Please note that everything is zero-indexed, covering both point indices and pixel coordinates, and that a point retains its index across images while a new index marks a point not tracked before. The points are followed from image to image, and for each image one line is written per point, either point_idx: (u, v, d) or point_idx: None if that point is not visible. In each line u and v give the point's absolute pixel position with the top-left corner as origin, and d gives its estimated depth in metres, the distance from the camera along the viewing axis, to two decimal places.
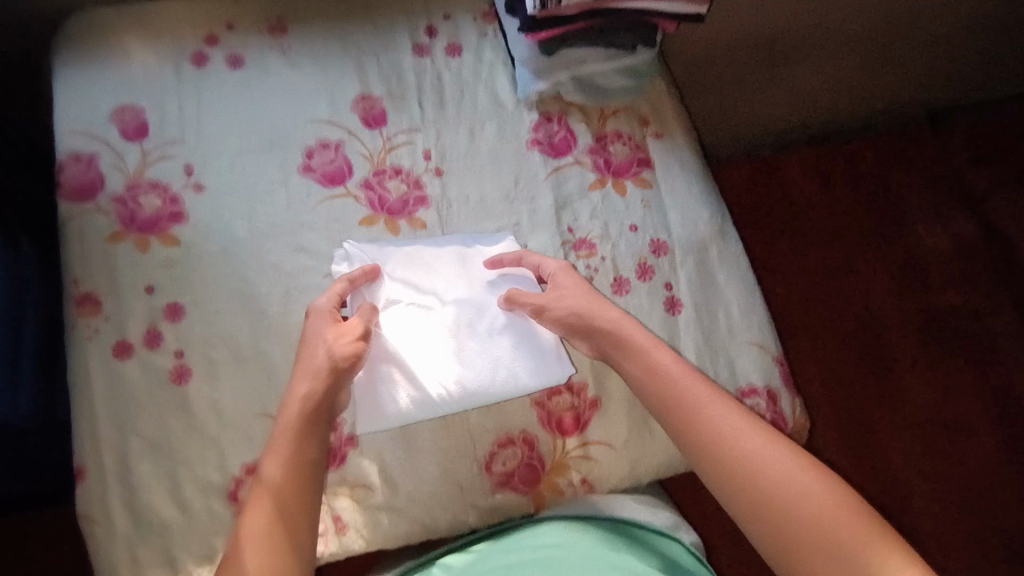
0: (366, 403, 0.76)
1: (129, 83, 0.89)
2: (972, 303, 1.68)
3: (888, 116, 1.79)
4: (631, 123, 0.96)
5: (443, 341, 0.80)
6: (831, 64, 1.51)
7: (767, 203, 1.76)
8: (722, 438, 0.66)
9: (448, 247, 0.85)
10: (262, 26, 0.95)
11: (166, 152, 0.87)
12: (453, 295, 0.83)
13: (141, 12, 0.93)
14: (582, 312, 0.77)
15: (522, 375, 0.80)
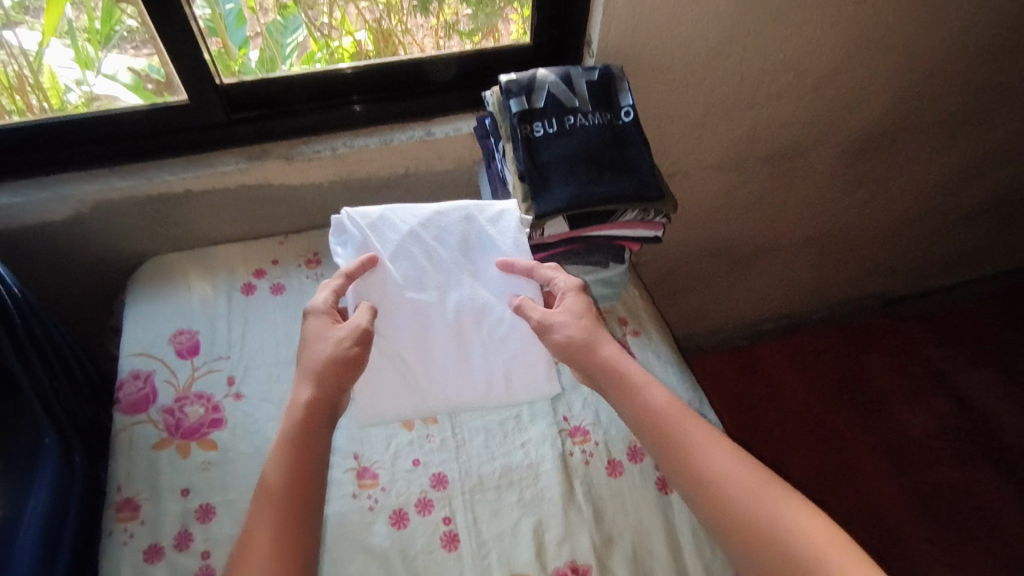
0: (368, 392, 0.92)
1: (189, 312, 1.06)
2: (939, 434, 1.89)
3: (837, 309, 2.12)
4: (611, 324, 1.11)
5: (439, 340, 0.94)
6: (781, 272, 1.86)
7: (749, 384, 2.03)
8: (710, 466, 0.81)
9: (453, 253, 0.98)
10: (301, 259, 1.15)
11: (213, 366, 1.01)
12: (455, 296, 0.97)
13: (203, 254, 1.13)
14: (575, 346, 0.92)
15: (509, 390, 0.95)
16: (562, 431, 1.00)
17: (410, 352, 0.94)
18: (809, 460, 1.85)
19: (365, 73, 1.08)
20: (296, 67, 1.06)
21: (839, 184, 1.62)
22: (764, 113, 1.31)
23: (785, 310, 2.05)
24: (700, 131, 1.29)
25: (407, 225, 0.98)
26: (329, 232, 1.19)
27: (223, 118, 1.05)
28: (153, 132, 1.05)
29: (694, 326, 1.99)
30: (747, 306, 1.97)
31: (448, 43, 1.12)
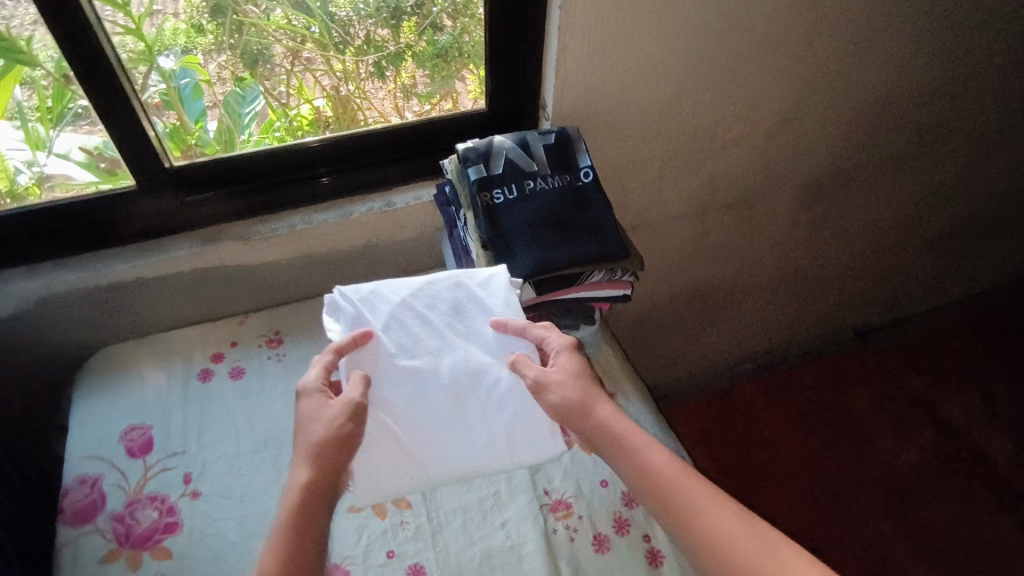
0: (365, 471, 0.83)
1: (140, 405, 1.00)
2: (935, 471, 1.89)
3: (813, 345, 2.12)
4: None
5: (439, 407, 0.86)
6: (754, 311, 1.87)
7: (734, 431, 2.00)
8: (719, 532, 0.77)
9: (443, 318, 0.91)
10: (261, 339, 1.10)
11: (167, 464, 0.94)
12: (451, 360, 0.88)
13: (156, 342, 1.07)
14: (573, 406, 0.85)
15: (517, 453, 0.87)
16: (544, 507, 0.95)
17: (404, 427, 0.85)
18: (807, 506, 1.83)
19: (322, 146, 1.06)
20: (255, 136, 1.05)
21: (800, 226, 1.64)
22: (721, 164, 1.34)
23: (763, 349, 2.05)
24: (660, 185, 1.30)
25: (397, 295, 0.92)
26: (289, 309, 1.14)
27: (177, 201, 1.01)
28: (100, 221, 0.99)
29: (674, 372, 1.97)
30: (725, 348, 1.97)
31: (409, 104, 1.11)
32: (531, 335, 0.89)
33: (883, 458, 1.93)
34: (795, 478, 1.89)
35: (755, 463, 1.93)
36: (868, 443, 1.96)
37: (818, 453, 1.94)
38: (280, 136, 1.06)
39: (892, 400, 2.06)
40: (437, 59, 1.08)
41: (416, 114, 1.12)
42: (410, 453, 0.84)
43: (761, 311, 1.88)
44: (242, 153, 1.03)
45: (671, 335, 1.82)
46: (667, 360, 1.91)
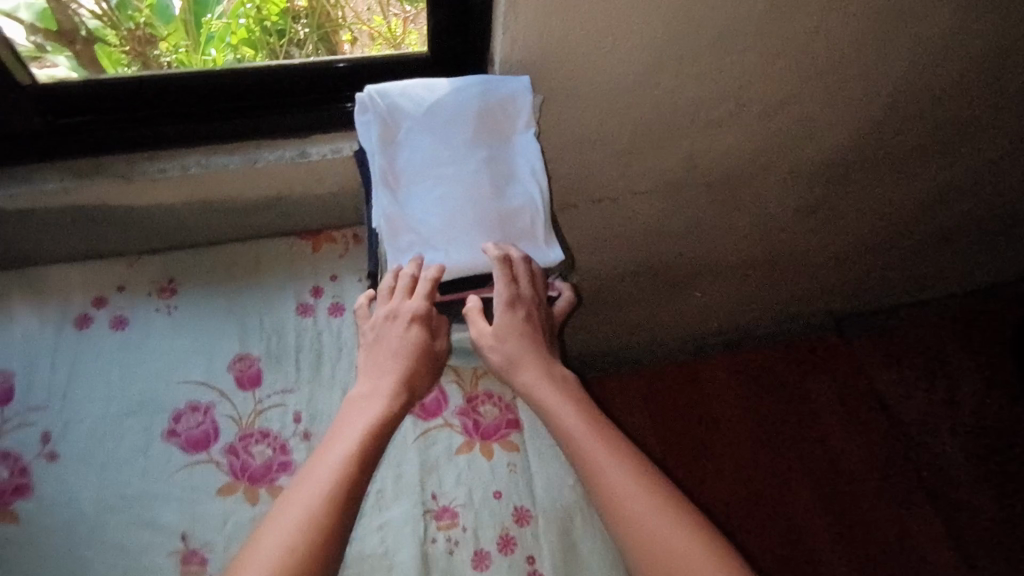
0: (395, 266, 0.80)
1: (6, 347, 0.93)
2: (863, 431, 1.90)
3: (785, 324, 1.96)
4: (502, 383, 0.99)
5: (445, 211, 0.80)
6: (726, 289, 1.73)
7: (677, 389, 1.94)
8: (613, 491, 0.71)
9: (459, 116, 0.82)
10: (152, 287, 1.00)
11: (25, 419, 0.88)
12: (462, 168, 0.81)
13: (34, 274, 0.98)
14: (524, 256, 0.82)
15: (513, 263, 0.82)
16: (428, 512, 0.89)
17: (425, 230, 0.80)
18: (728, 454, 1.85)
19: (219, 77, 0.91)
20: (224, 15, 0.90)
21: (788, 212, 1.48)
22: (702, 142, 1.17)
23: (731, 320, 1.88)
24: (626, 160, 1.15)
25: (412, 91, 0.82)
26: (192, 254, 1.04)
27: (42, 125, 0.88)
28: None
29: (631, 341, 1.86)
30: (691, 318, 1.83)
31: (391, 2, 0.93)
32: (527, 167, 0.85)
33: (816, 421, 1.91)
34: (723, 428, 1.88)
35: (685, 414, 1.90)
36: (807, 405, 1.93)
37: (750, 408, 1.92)
38: (245, 24, 0.91)
39: (841, 374, 1.98)
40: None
41: (400, 18, 0.94)
42: (434, 254, 0.80)
43: (732, 290, 1.75)
44: (122, 74, 0.89)
45: (627, 312, 1.72)
46: (625, 330, 1.80)
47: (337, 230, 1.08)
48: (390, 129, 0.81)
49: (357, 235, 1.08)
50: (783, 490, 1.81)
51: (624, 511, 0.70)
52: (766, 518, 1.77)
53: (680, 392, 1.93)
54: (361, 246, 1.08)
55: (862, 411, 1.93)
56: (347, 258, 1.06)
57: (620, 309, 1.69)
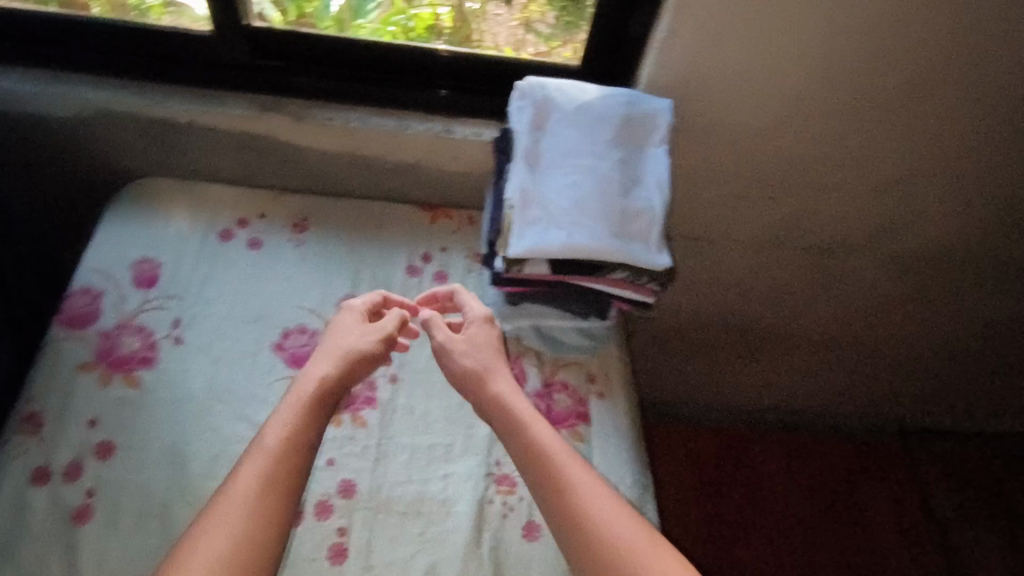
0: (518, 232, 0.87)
1: (160, 243, 1.05)
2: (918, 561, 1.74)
3: (847, 420, 1.89)
4: (578, 378, 1.03)
5: (572, 194, 0.87)
6: (802, 364, 1.67)
7: (724, 468, 1.82)
8: (572, 488, 0.79)
9: (602, 118, 0.90)
10: (288, 221, 1.12)
11: (163, 304, 0.99)
12: (595, 162, 0.88)
13: (195, 187, 1.11)
14: (636, 250, 0.87)
15: (624, 254, 0.87)
16: (489, 476, 0.93)
17: (555, 208, 0.87)
18: (768, 553, 1.69)
19: (397, 52, 1.03)
20: (374, 24, 1.02)
21: (879, 299, 1.47)
22: (810, 202, 1.21)
23: (797, 400, 1.81)
24: (733, 204, 1.20)
25: (566, 90, 0.91)
26: (327, 200, 1.15)
27: (244, 61, 1.02)
28: (175, 54, 1.01)
29: (691, 393, 1.80)
30: (758, 387, 1.75)
31: (525, 39, 1.05)
32: (655, 173, 0.90)
33: (870, 536, 1.76)
34: (767, 522, 1.74)
35: (729, 499, 1.76)
36: (861, 517, 1.78)
37: (799, 507, 1.77)
38: (393, 32, 1.02)
39: (901, 491, 1.85)
40: (567, 2, 1.00)
41: (530, 52, 1.05)
42: (558, 231, 0.86)
43: (809, 366, 1.68)
44: (317, 33, 1.01)
45: (694, 362, 1.68)
46: (686, 382, 1.75)
47: (455, 210, 1.18)
48: (539, 117, 0.91)
49: (472, 218, 1.17)
50: None
51: (578, 517, 0.77)
52: None
53: (728, 473, 1.81)
54: (474, 228, 1.16)
55: (920, 535, 1.78)
56: (460, 235, 1.15)
57: (686, 357, 1.66)
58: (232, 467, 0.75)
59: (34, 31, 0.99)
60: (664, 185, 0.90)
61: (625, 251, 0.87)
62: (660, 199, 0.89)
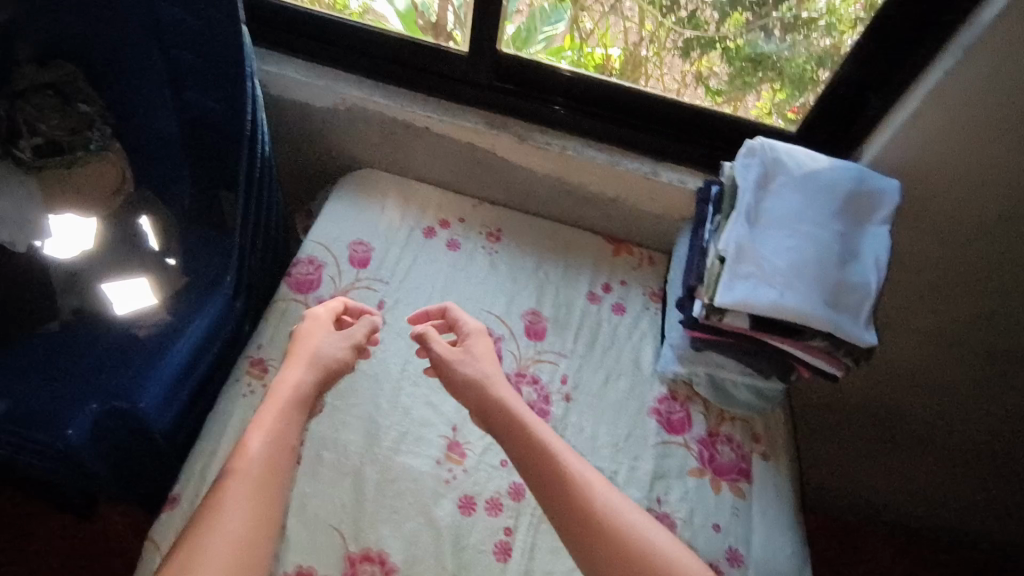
0: (730, 282, 0.88)
1: (374, 228, 1.15)
2: None
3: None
4: (743, 434, 1.03)
5: (792, 255, 0.87)
6: (975, 476, 1.35)
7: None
8: (591, 484, 0.81)
9: (829, 189, 0.91)
10: (483, 230, 1.20)
11: (372, 285, 1.09)
12: (817, 230, 0.89)
13: (407, 185, 1.22)
14: (846, 321, 0.86)
15: (835, 324, 0.86)
16: (650, 511, 0.94)
17: (769, 267, 0.87)
18: None
19: (623, 93, 1.07)
20: (545, 54, 1.08)
21: None
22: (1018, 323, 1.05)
23: (966, 513, 1.44)
24: (929, 302, 1.06)
25: (795, 157, 0.93)
26: (521, 217, 1.22)
27: (482, 81, 1.09)
28: (421, 65, 1.10)
29: (824, 474, 1.49)
30: (914, 485, 1.42)
31: (687, 87, 1.09)
32: (875, 252, 0.89)
33: None
34: None
35: None
36: None
37: None
38: (563, 63, 1.08)
39: None
40: (747, 63, 1.06)
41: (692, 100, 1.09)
42: (772, 289, 0.86)
43: (979, 482, 1.36)
44: (553, 67, 1.07)
45: (843, 435, 1.37)
46: (825, 455, 1.43)
47: (637, 247, 1.23)
48: (765, 178, 0.93)
49: (652, 259, 1.22)
50: None
51: (573, 497, 0.80)
52: None
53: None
54: (652, 268, 1.21)
55: None
56: (638, 272, 1.20)
57: (833, 430, 1.37)
58: (242, 436, 0.79)
59: (309, 28, 1.11)
60: (883, 263, 0.89)
61: (836, 321, 0.86)
62: (878, 277, 0.88)
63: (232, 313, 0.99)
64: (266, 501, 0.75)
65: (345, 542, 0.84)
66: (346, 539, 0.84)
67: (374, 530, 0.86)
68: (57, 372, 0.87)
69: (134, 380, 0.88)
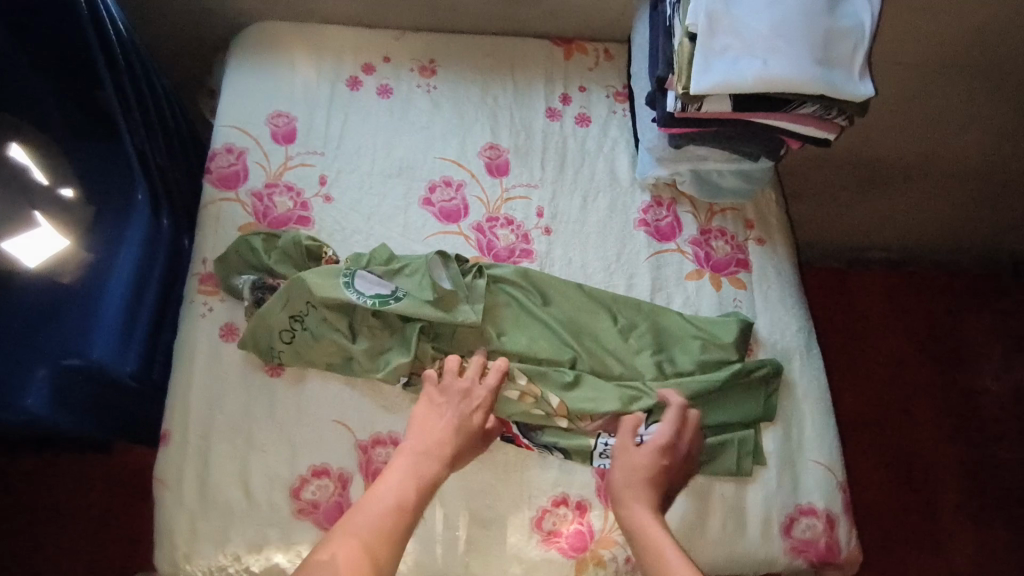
0: (709, 56, 0.77)
1: (289, 94, 0.99)
2: None
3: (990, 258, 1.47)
4: (736, 224, 1.00)
5: (766, 23, 0.77)
6: (945, 196, 1.29)
7: (850, 316, 1.44)
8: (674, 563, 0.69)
9: None
10: (414, 65, 1.04)
11: (307, 159, 0.96)
12: None
13: (311, 30, 1.04)
14: (838, 84, 0.77)
15: (836, 83, 0.77)
16: None
17: (749, 34, 0.77)
18: (895, 412, 1.36)
19: None
20: None
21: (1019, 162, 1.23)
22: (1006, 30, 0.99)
23: (929, 238, 1.42)
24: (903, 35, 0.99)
25: None
26: (452, 38, 1.06)
27: None
28: None
29: (811, 232, 1.42)
30: (889, 224, 1.38)
31: None
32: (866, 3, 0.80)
33: (988, 407, 1.38)
34: (884, 375, 1.39)
35: (853, 364, 1.40)
36: (981, 394, 1.38)
37: (928, 366, 1.40)
38: None
39: None
40: None
41: None
42: (752, 61, 0.76)
43: (956, 198, 1.30)
44: None
45: (825, 198, 1.32)
46: (801, 219, 1.38)
47: (589, 43, 1.09)
48: None
49: (607, 53, 1.08)
50: (957, 473, 1.31)
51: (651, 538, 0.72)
52: (921, 517, 1.28)
53: (850, 327, 1.43)
54: (611, 62, 1.08)
55: None
56: (597, 72, 1.07)
57: (812, 192, 1.31)
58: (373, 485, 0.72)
59: None
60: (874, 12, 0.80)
61: (841, 85, 0.77)
62: (865, 22, 0.79)
63: (156, 227, 0.92)
64: (343, 540, 0.66)
65: (352, 432, 0.83)
66: (353, 430, 0.83)
67: (378, 415, 0.84)
68: None
69: (81, 329, 0.81)
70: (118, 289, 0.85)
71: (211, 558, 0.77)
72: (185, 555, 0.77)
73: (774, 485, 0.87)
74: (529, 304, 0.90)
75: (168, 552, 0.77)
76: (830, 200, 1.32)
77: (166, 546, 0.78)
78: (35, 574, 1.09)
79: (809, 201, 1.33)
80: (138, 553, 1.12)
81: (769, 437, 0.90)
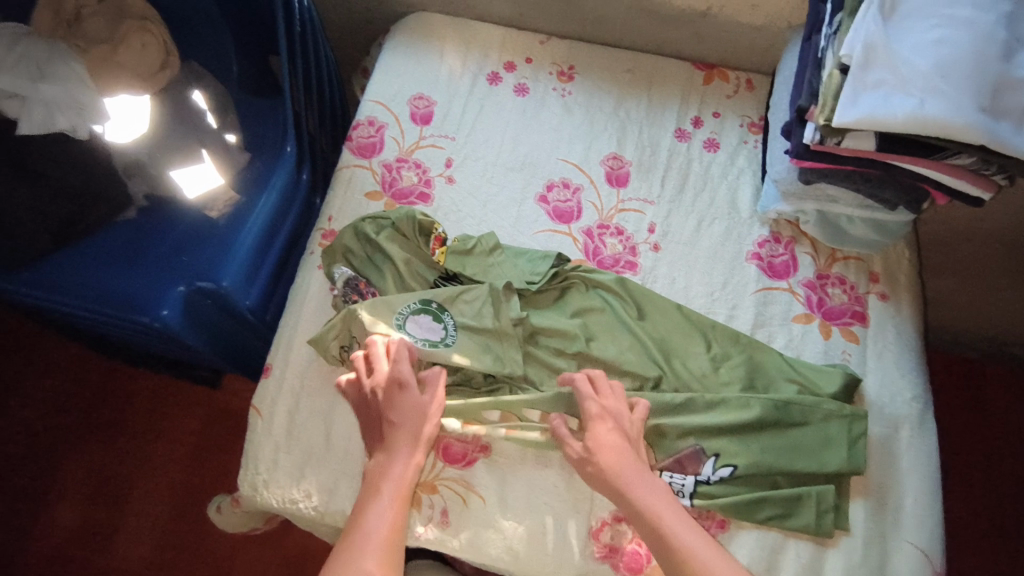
0: (859, 89, 0.74)
1: (433, 80, 1.05)
2: None
3: None
4: (859, 275, 0.95)
5: (930, 62, 0.73)
6: None
7: (976, 410, 1.30)
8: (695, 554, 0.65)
9: None
10: (554, 70, 1.07)
11: (438, 141, 1.01)
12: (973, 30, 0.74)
13: (465, 26, 1.10)
14: (1003, 136, 0.71)
15: (1001, 135, 0.71)
16: None
17: (908, 70, 0.74)
18: (1013, 525, 1.21)
19: None
20: None
21: None
22: None
23: None
24: None
25: None
26: (594, 49, 1.09)
27: None
28: None
29: (948, 313, 1.28)
30: None
31: None
32: None
33: None
34: (1006, 481, 1.24)
35: (972, 464, 1.25)
36: None
37: None
38: None
39: None
40: None
41: None
42: (906, 100, 0.72)
43: None
44: None
45: (973, 277, 1.18)
46: (938, 295, 1.25)
47: (732, 71, 1.08)
48: None
49: (749, 84, 1.07)
50: None
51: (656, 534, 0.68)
52: None
53: (973, 422, 1.29)
54: (751, 93, 1.06)
55: None
56: (735, 100, 1.06)
57: (958, 269, 1.18)
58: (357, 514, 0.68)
59: None
60: None
61: (1005, 139, 0.71)
62: None
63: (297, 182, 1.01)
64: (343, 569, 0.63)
65: None
66: None
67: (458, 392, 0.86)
68: (142, 262, 0.87)
69: (215, 259, 0.89)
70: (253, 230, 0.93)
71: (286, 489, 0.82)
72: (263, 481, 0.82)
73: (859, 556, 0.80)
74: (623, 314, 0.90)
75: (249, 475, 0.83)
76: (978, 281, 1.18)
77: (249, 469, 0.83)
78: (134, 480, 1.20)
79: (952, 278, 1.20)
80: (218, 492, 1.20)
81: (858, 502, 0.82)
